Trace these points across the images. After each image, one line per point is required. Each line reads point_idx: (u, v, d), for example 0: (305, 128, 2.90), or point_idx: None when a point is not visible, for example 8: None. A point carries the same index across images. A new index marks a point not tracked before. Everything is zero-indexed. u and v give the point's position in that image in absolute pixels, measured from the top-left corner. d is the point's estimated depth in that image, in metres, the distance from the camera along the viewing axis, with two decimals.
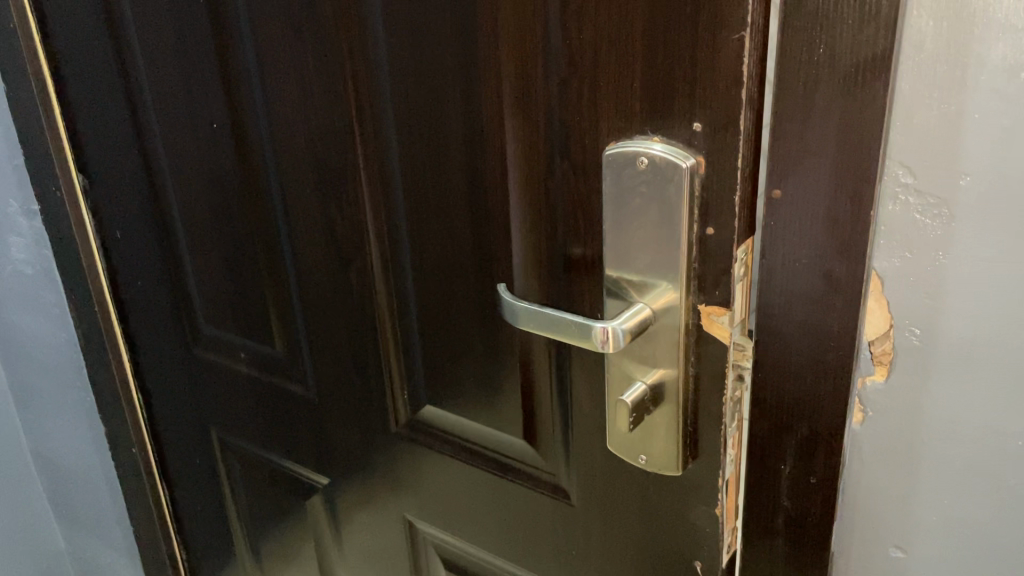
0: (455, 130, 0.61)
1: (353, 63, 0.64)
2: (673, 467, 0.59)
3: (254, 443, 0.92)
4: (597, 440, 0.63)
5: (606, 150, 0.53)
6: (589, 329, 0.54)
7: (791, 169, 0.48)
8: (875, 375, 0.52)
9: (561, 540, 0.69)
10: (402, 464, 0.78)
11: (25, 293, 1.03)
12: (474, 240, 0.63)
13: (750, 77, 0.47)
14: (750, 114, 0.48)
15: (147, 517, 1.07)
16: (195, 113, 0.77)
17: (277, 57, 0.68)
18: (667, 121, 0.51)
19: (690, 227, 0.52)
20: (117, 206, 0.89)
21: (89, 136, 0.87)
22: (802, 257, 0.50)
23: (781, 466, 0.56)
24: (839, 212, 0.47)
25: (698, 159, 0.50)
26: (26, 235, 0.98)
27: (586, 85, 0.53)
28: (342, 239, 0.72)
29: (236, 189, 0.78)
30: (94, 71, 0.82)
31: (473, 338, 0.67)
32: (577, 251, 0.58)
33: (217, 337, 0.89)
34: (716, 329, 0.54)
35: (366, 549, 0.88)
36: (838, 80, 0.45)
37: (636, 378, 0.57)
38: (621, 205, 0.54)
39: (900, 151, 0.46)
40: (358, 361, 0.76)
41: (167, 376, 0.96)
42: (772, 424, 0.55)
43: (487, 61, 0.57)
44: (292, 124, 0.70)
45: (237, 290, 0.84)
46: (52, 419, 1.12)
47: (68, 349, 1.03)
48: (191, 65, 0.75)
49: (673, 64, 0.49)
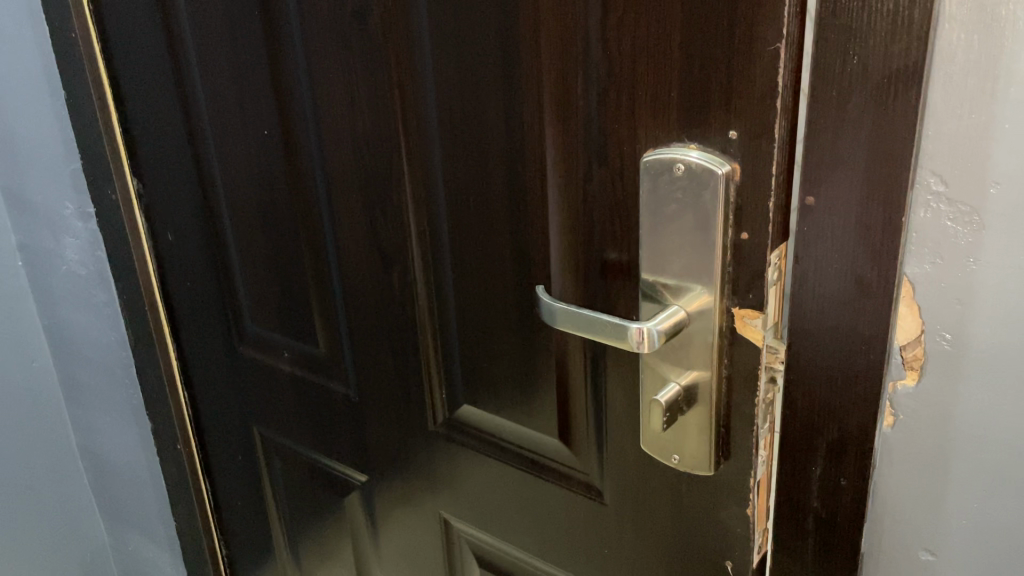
0: (497, 137, 0.63)
1: (399, 72, 0.67)
2: (705, 467, 0.60)
3: (294, 441, 0.94)
4: (630, 441, 0.64)
5: (643, 157, 0.55)
6: (625, 330, 0.55)
7: (824, 176, 0.50)
8: (906, 379, 0.53)
9: (594, 539, 0.71)
10: (438, 463, 0.80)
11: (78, 294, 1.07)
12: (513, 243, 0.65)
13: (784, 86, 0.48)
14: (784, 123, 0.49)
15: (190, 512, 1.11)
16: (246, 121, 0.80)
17: (327, 66, 0.71)
18: (703, 129, 0.52)
19: (724, 232, 0.53)
20: (168, 209, 0.93)
21: (144, 141, 0.91)
22: (834, 263, 0.51)
23: (812, 467, 0.57)
24: (871, 218, 0.49)
25: (733, 165, 0.52)
26: (81, 237, 1.02)
27: (624, 94, 0.55)
28: (386, 242, 0.74)
29: (283, 193, 0.81)
30: (151, 80, 0.86)
31: (511, 339, 0.69)
32: (614, 255, 0.60)
33: (262, 337, 0.91)
34: (749, 331, 0.55)
35: (401, 547, 0.90)
36: (871, 90, 0.46)
37: (670, 378, 0.59)
38: (658, 210, 0.55)
39: (931, 160, 0.47)
40: (398, 361, 0.79)
41: (211, 374, 1.00)
42: (803, 425, 0.56)
43: (529, 71, 0.59)
44: (339, 131, 0.73)
45: (282, 291, 0.87)
46: (101, 415, 1.16)
47: (118, 347, 1.06)
48: (244, 73, 0.78)
49: (709, 75, 0.51)
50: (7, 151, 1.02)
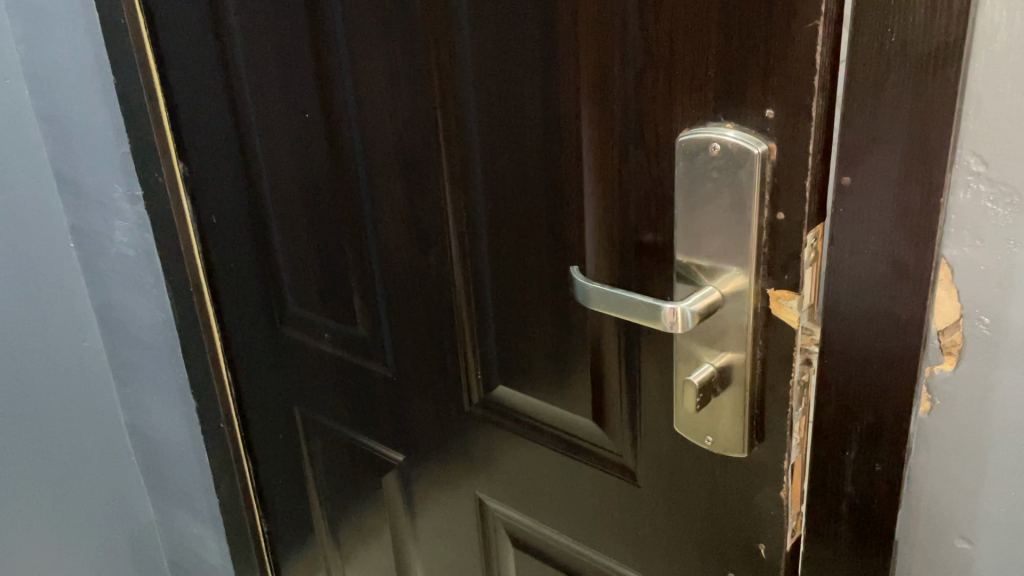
0: (534, 117, 0.63)
1: (438, 54, 0.67)
2: (738, 449, 0.60)
3: (334, 421, 0.96)
4: (665, 423, 0.64)
5: (679, 137, 0.55)
6: (659, 310, 0.55)
7: (861, 157, 0.49)
8: (944, 364, 0.52)
9: (627, 520, 0.71)
10: (474, 443, 0.81)
11: (127, 275, 1.09)
12: (549, 224, 0.66)
13: (823, 64, 0.48)
14: (821, 102, 0.49)
15: (232, 490, 1.13)
16: (289, 105, 0.82)
17: (367, 50, 0.72)
18: (740, 108, 0.52)
19: (761, 212, 0.53)
20: (213, 190, 0.95)
21: (191, 125, 0.93)
22: (871, 243, 0.51)
23: (846, 452, 0.56)
24: (908, 199, 0.48)
25: (770, 144, 0.52)
26: (130, 219, 1.04)
27: (661, 73, 0.55)
28: (424, 224, 0.75)
29: (325, 175, 0.82)
30: (198, 64, 0.87)
31: (548, 321, 0.69)
32: (649, 237, 0.60)
33: (304, 317, 0.93)
34: (785, 313, 0.55)
35: (437, 527, 0.91)
36: (910, 68, 0.46)
37: (703, 360, 0.59)
38: (694, 190, 0.55)
39: (972, 140, 0.47)
40: (435, 342, 0.79)
41: (255, 353, 1.02)
42: (838, 409, 0.56)
43: (566, 54, 0.59)
44: (379, 114, 0.74)
45: (324, 272, 0.88)
46: (149, 394, 1.19)
47: (164, 328, 1.09)
48: (287, 57, 0.79)
49: (746, 53, 0.51)
50: (59, 135, 1.04)
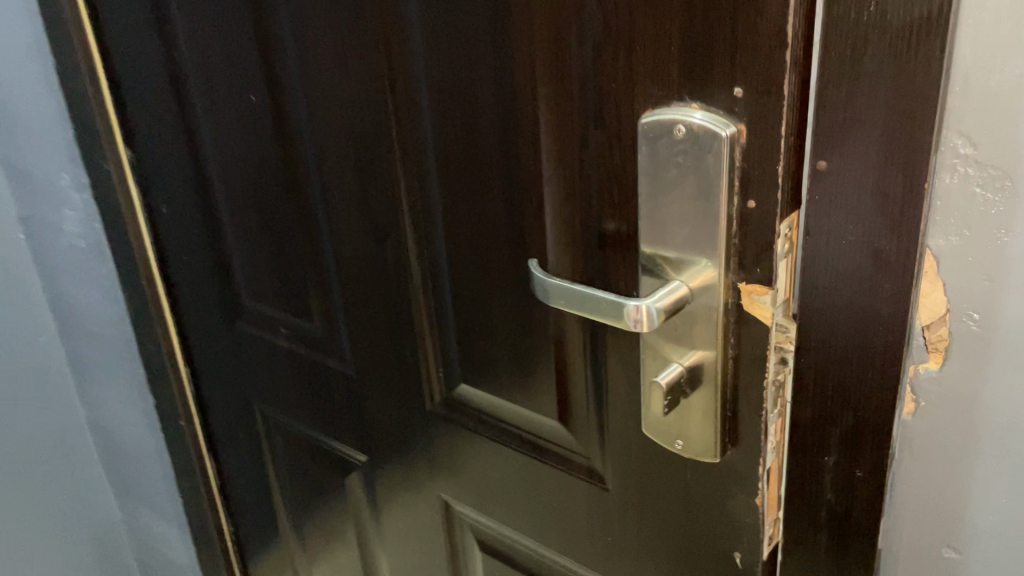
0: (489, 99, 0.58)
1: (385, 31, 0.62)
2: (711, 454, 0.55)
3: (295, 420, 0.92)
4: (632, 426, 0.60)
5: (642, 119, 0.51)
6: (621, 308, 0.51)
7: (838, 138, 0.45)
8: (929, 363, 0.49)
9: (596, 526, 0.67)
10: (437, 443, 0.77)
11: (80, 267, 1.04)
12: (508, 213, 0.61)
13: (795, 38, 0.44)
14: (794, 79, 0.45)
15: (195, 489, 1.09)
16: (234, 87, 0.76)
17: (311, 27, 0.67)
18: (706, 87, 0.48)
19: (730, 199, 0.49)
20: (163, 180, 0.90)
21: (135, 109, 0.87)
22: (849, 234, 0.47)
23: (825, 457, 0.52)
24: (889, 186, 0.44)
25: (739, 126, 0.47)
26: (79, 209, 0.99)
27: (622, 49, 0.50)
28: (378, 214, 0.70)
29: (274, 163, 0.77)
30: (141, 45, 0.82)
31: (508, 316, 0.65)
32: (611, 226, 0.56)
33: (259, 313, 0.88)
34: (757, 309, 0.51)
35: (402, 530, 0.87)
36: (889, 42, 0.42)
37: (672, 359, 0.55)
38: (658, 177, 0.51)
39: (960, 120, 0.43)
40: (394, 338, 0.75)
41: (212, 350, 0.97)
42: (816, 412, 0.52)
43: (520, 31, 0.55)
44: (327, 97, 0.69)
45: (278, 264, 0.83)
46: (108, 392, 1.14)
47: (121, 323, 1.04)
48: (231, 36, 0.74)
49: (712, 26, 0.46)
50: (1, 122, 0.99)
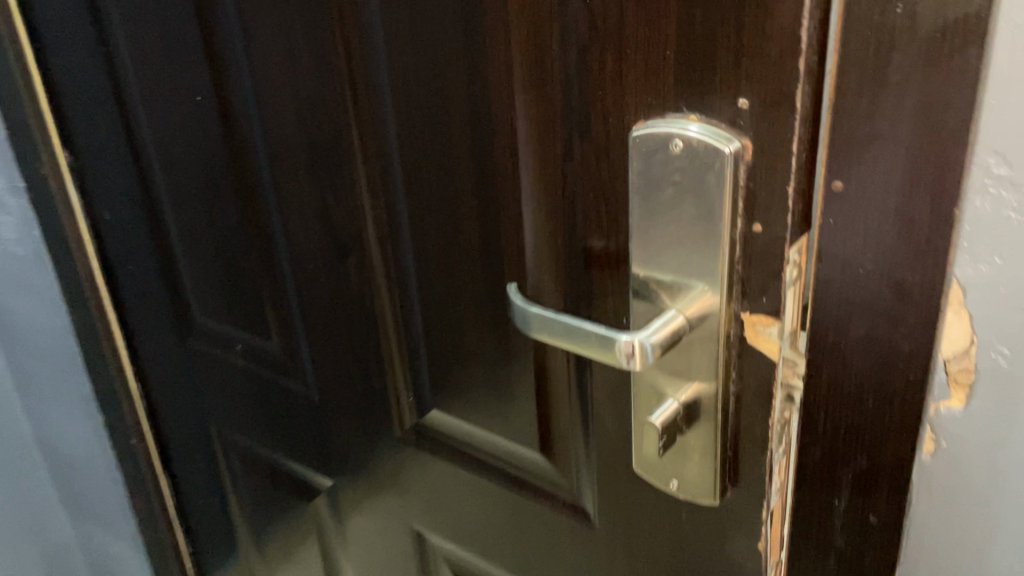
0: (460, 105, 0.53)
1: (344, 29, 0.56)
2: (709, 496, 0.50)
3: (254, 441, 0.86)
4: (622, 462, 0.55)
5: (633, 131, 0.45)
6: (612, 342, 0.46)
7: (855, 156, 0.40)
8: (951, 401, 0.44)
9: (581, 564, 0.62)
10: (407, 471, 0.72)
11: (18, 276, 0.97)
12: (482, 230, 0.56)
13: (809, 45, 0.38)
14: (808, 90, 0.40)
15: (150, 509, 1.02)
16: (179, 87, 0.70)
17: (261, 23, 0.61)
18: (706, 97, 0.42)
19: (733, 223, 0.44)
20: (105, 184, 0.83)
21: (72, 108, 0.80)
22: (866, 263, 0.42)
23: (834, 501, 0.48)
24: (914, 211, 0.39)
25: (744, 142, 0.42)
26: (15, 214, 0.92)
27: (610, 53, 0.44)
28: (339, 227, 0.64)
29: (225, 169, 0.71)
30: (76, 38, 0.75)
31: (484, 341, 0.60)
32: (599, 244, 0.50)
33: (213, 329, 0.82)
34: (762, 342, 0.46)
35: (372, 557, 0.82)
36: (918, 50, 0.37)
37: (667, 394, 0.50)
38: (652, 195, 0.46)
39: (993, 136, 0.38)
40: (359, 359, 0.69)
41: (164, 366, 0.91)
42: (826, 452, 0.47)
43: (495, 30, 0.49)
44: (281, 100, 0.63)
45: (231, 278, 0.77)
46: (54, 406, 1.07)
47: (64, 335, 0.97)
48: (173, 31, 0.67)
49: (714, 29, 0.41)
50: None
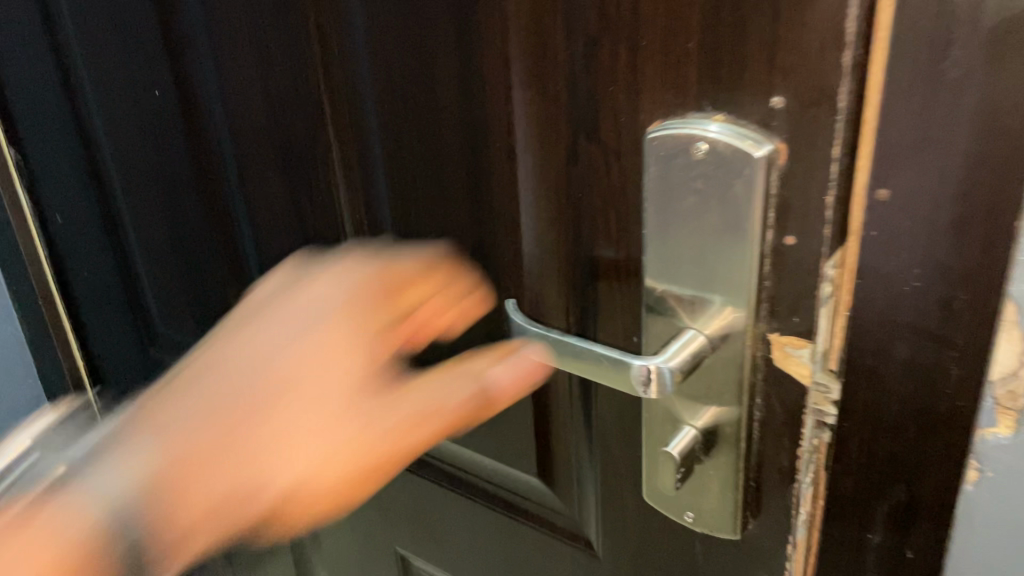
0: (450, 101, 0.49)
1: (318, 18, 0.52)
2: (729, 529, 0.47)
3: None
4: (628, 491, 0.51)
5: (648, 132, 0.41)
6: (626, 367, 0.42)
7: (900, 162, 0.35)
8: (1000, 428, 0.41)
9: None
10: (393, 489, 0.68)
11: None
12: (475, 235, 0.52)
13: (854, 35, 0.33)
14: (851, 88, 0.35)
15: None
16: (135, 79, 0.67)
17: (226, 13, 0.57)
18: (734, 95, 0.38)
19: (764, 235, 0.39)
20: (54, 176, 0.80)
21: (21, 98, 0.78)
22: (911, 278, 0.37)
23: (867, 535, 0.43)
24: (968, 224, 0.34)
25: (778, 145, 0.37)
26: None
27: (622, 45, 0.40)
28: (312, 229, 0.61)
29: (184, 165, 0.68)
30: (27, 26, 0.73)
31: None
32: (607, 254, 0.46)
33: (170, 326, 0.81)
34: (792, 366, 0.41)
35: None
36: (982, 42, 0.31)
37: (684, 421, 0.46)
38: (669, 202, 0.41)
39: None
40: None
41: (118, 354, 0.90)
42: (859, 483, 0.42)
43: (489, 20, 0.45)
44: (245, 85, 0.59)
45: (191, 278, 0.75)
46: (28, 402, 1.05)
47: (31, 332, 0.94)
48: (128, 22, 0.65)
49: (744, 19, 0.36)
50: None
